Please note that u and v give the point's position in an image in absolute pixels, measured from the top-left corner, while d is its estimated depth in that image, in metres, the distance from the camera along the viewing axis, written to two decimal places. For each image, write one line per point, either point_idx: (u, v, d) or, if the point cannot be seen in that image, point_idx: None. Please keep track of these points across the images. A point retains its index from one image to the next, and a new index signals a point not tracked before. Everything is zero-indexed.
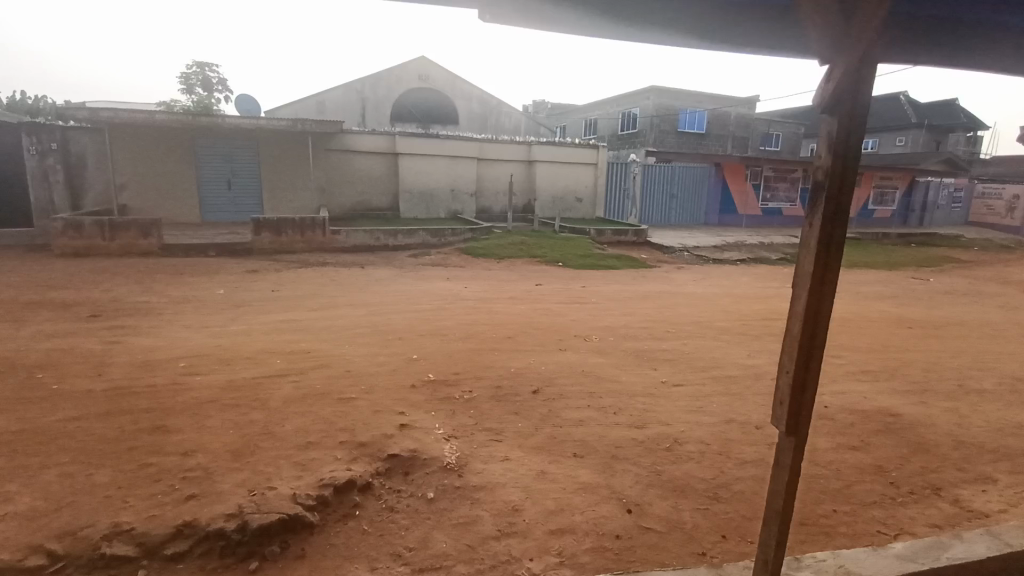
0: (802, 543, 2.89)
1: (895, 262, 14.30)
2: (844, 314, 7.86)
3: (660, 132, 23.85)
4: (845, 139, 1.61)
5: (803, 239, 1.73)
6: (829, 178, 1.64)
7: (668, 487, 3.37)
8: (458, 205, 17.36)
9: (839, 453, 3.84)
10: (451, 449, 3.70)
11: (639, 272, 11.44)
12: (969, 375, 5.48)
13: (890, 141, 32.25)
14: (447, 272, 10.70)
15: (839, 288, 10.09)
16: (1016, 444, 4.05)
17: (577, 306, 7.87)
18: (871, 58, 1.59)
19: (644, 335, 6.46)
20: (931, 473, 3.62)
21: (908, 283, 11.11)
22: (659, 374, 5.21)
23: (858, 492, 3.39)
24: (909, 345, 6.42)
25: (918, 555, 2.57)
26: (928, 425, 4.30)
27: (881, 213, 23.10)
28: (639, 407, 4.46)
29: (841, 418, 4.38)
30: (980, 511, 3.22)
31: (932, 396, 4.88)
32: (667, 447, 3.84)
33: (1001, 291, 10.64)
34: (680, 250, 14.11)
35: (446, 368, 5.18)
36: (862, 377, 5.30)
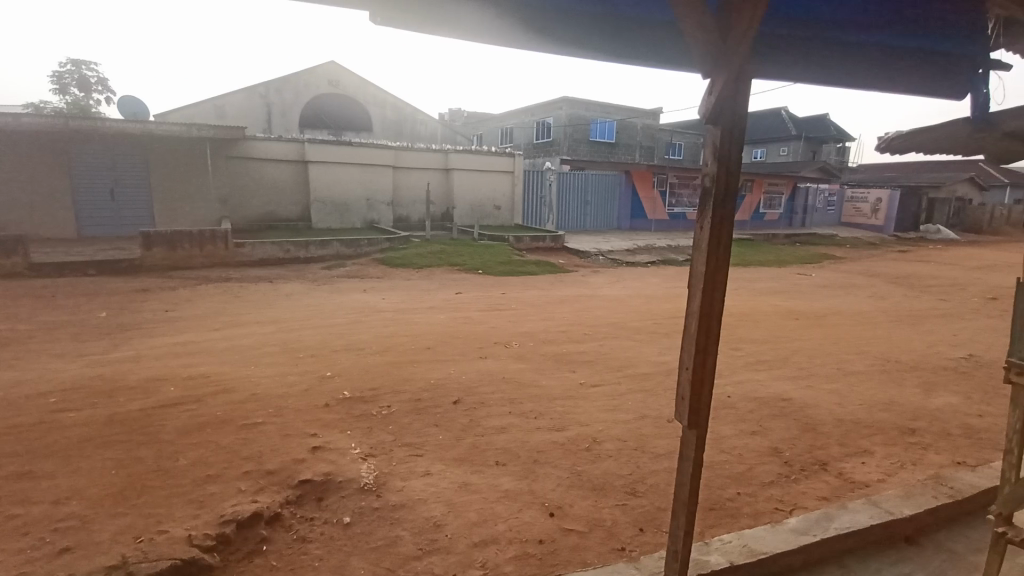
0: (711, 528, 3.06)
1: (783, 260, 15.76)
2: (741, 310, 8.53)
3: (573, 141, 24.68)
4: (726, 147, 1.72)
5: (695, 241, 1.82)
6: (715, 185, 1.74)
7: (589, 487, 3.44)
8: (374, 214, 16.86)
9: (741, 439, 4.13)
10: (369, 469, 3.54)
11: (558, 277, 11.72)
12: (846, 359, 6.13)
13: (775, 151, 35.66)
14: (364, 284, 10.34)
15: (737, 286, 10.94)
16: (886, 418, 4.56)
17: (497, 313, 7.90)
18: (745, 72, 1.71)
19: (563, 338, 6.61)
20: (819, 450, 3.99)
21: (794, 279, 12.29)
22: (578, 376, 5.33)
23: (758, 474, 3.66)
24: (797, 335, 7.09)
25: (810, 528, 2.81)
26: (814, 407, 4.75)
27: (771, 216, 25.38)
28: (559, 410, 4.54)
29: (741, 406, 4.71)
30: (861, 481, 3.59)
31: (818, 380, 5.40)
32: (586, 447, 3.93)
33: (867, 282, 12.06)
34: (595, 255, 14.66)
35: (363, 384, 4.97)
36: (759, 366, 5.76)
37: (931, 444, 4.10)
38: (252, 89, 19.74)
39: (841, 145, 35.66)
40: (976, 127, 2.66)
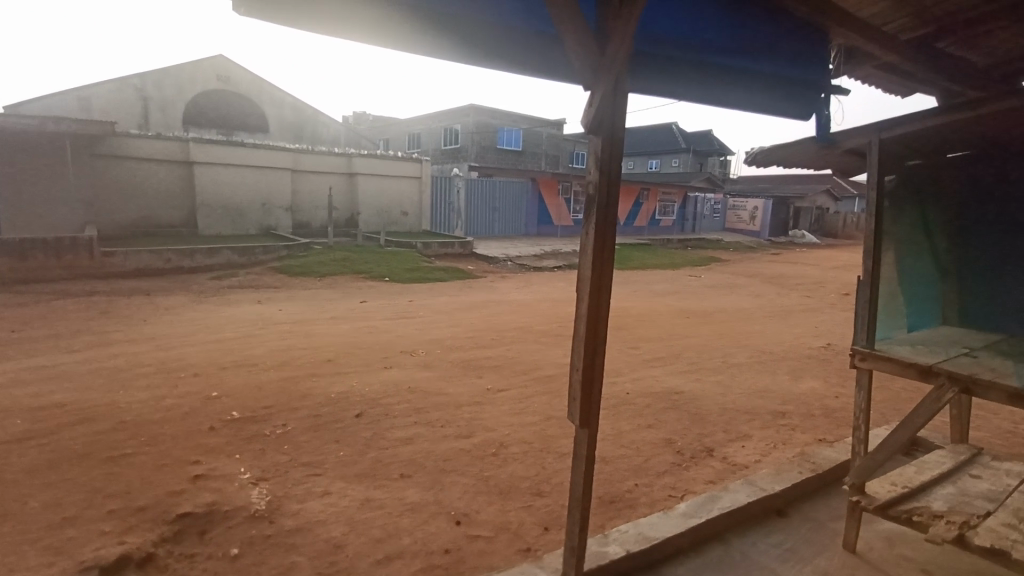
0: (611, 520, 3.19)
1: (676, 263, 17.01)
2: (639, 311, 9.06)
3: (480, 149, 24.89)
4: (607, 157, 1.81)
5: (582, 245, 1.89)
6: (598, 192, 1.82)
7: (495, 491, 3.45)
8: (271, 220, 15.82)
9: (638, 433, 4.37)
10: (260, 494, 3.29)
11: (467, 283, 11.72)
12: (728, 352, 6.73)
13: (667, 163, 38.47)
14: (259, 294, 9.66)
15: (636, 288, 11.61)
16: (762, 404, 5.06)
17: (403, 321, 7.73)
18: (622, 84, 1.81)
19: (471, 344, 6.61)
20: (706, 438, 4.32)
21: (685, 280, 13.30)
22: (485, 381, 5.35)
23: (654, 464, 3.89)
24: (687, 332, 7.66)
25: (697, 511, 3.03)
26: (702, 398, 5.15)
27: (665, 222, 27.28)
28: (466, 417, 4.51)
29: (639, 402, 4.99)
30: (741, 463, 3.94)
31: (705, 373, 5.85)
32: (493, 452, 3.95)
33: (746, 282, 13.34)
34: (503, 261, 14.86)
35: (255, 402, 4.61)
36: (654, 363, 6.13)
37: (798, 425, 4.60)
38: (124, 81, 17.97)
39: (723, 158, 39.27)
40: (819, 143, 2.96)
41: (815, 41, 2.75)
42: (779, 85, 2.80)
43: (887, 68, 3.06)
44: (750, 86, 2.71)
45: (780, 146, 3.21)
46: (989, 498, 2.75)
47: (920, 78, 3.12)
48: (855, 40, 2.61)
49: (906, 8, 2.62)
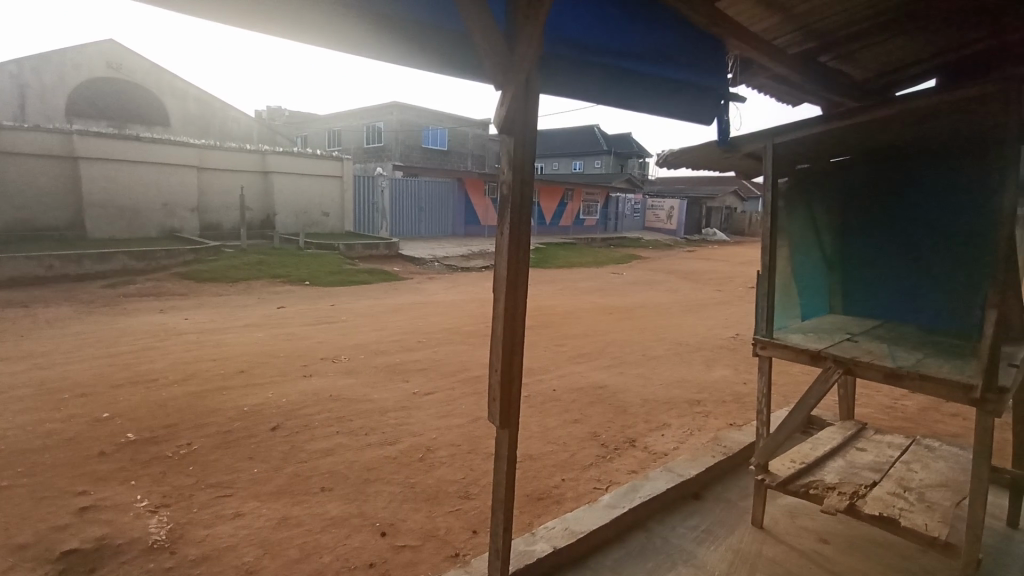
0: (538, 517, 3.23)
1: (599, 261, 17.57)
2: (564, 308, 9.26)
3: (405, 148, 24.36)
4: (519, 157, 1.81)
5: (497, 246, 1.89)
6: (512, 193, 1.82)
7: (422, 497, 3.38)
8: (174, 222, 14.56)
9: (565, 428, 4.46)
10: (160, 523, 3.00)
11: (392, 285, 11.42)
12: (648, 345, 7.04)
13: (590, 164, 39.67)
14: (162, 302, 8.87)
15: (562, 286, 11.86)
16: (679, 394, 5.33)
17: (325, 326, 7.39)
18: (532, 86, 1.83)
19: (396, 348, 6.44)
20: (629, 429, 4.48)
21: (608, 277, 13.78)
22: (411, 385, 5.24)
23: (580, 458, 3.98)
24: (610, 328, 7.93)
25: (620, 501, 3.14)
26: (624, 391, 5.34)
27: (590, 221, 28.09)
28: (392, 423, 4.39)
29: (565, 398, 5.09)
30: (661, 451, 4.13)
31: (627, 367, 6.08)
32: (420, 457, 3.87)
33: (665, 278, 14.01)
34: (431, 262, 14.64)
35: (156, 421, 4.22)
36: (579, 359, 6.29)
37: (712, 412, 4.89)
38: None
39: (643, 160, 41.12)
40: (721, 147, 3.14)
41: (712, 49, 2.78)
42: (681, 91, 2.82)
43: (778, 79, 3.33)
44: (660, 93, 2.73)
45: (686, 148, 3.39)
46: (874, 468, 3.06)
47: (807, 88, 3.41)
48: (749, 52, 2.80)
49: (793, 22, 2.85)
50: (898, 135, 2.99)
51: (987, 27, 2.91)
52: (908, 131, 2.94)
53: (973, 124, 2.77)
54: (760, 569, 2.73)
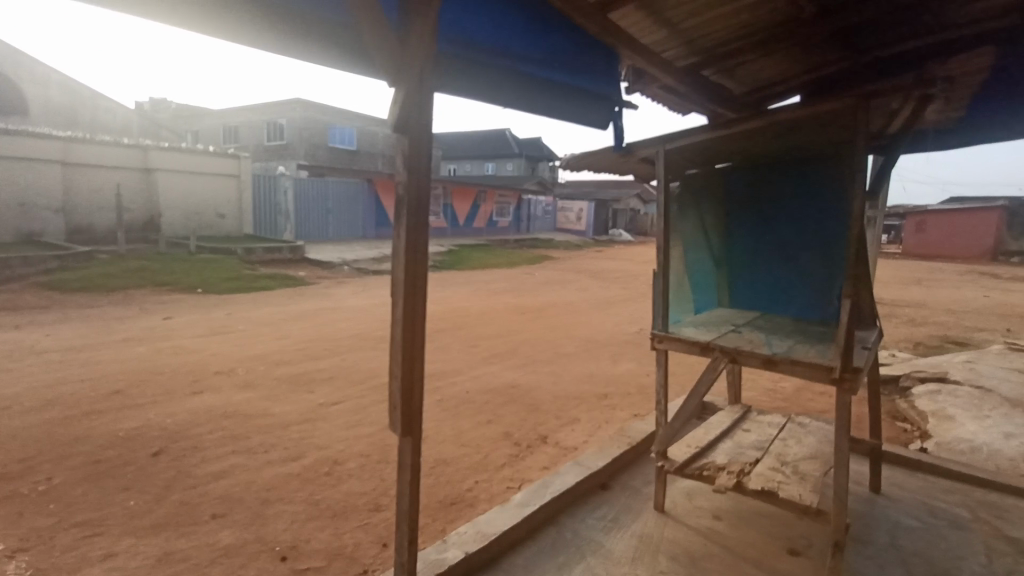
0: (451, 523, 3.20)
1: (514, 262, 17.81)
2: (478, 309, 9.28)
3: (310, 146, 23.14)
4: (412, 158, 1.78)
5: (395, 249, 1.84)
6: (407, 194, 1.78)
7: (328, 514, 3.21)
8: (34, 224, 12.69)
9: (478, 430, 4.46)
10: (16, 571, 2.61)
11: (297, 291, 10.79)
12: (559, 343, 7.24)
13: (503, 166, 40.11)
14: (18, 316, 7.71)
15: (476, 288, 11.87)
16: (588, 388, 5.53)
17: (219, 337, 6.82)
18: (427, 84, 1.79)
19: (301, 357, 6.10)
20: (541, 426, 4.58)
21: (521, 278, 14.01)
22: (317, 396, 4.98)
23: (494, 459, 4.00)
24: (522, 327, 8.07)
25: (532, 498, 3.19)
26: (536, 389, 5.45)
27: (503, 223, 28.37)
28: (295, 437, 4.14)
29: (478, 399, 5.09)
30: (571, 445, 4.25)
31: (539, 366, 6.20)
32: (326, 471, 3.69)
33: (575, 278, 14.49)
34: (339, 265, 14.04)
35: (7, 454, 3.65)
36: (493, 360, 6.31)
37: (618, 404, 5.13)
38: None
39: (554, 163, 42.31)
40: (618, 150, 3.27)
41: (606, 58, 2.86)
42: (579, 97, 2.86)
43: (668, 89, 3.53)
44: (560, 98, 2.75)
45: (586, 153, 3.51)
46: (757, 446, 3.36)
47: (693, 98, 3.66)
48: (639, 62, 2.94)
49: (679, 37, 3.05)
50: (770, 143, 3.31)
51: (840, 50, 3.30)
52: (779, 141, 3.26)
53: (829, 135, 3.12)
54: (661, 551, 2.90)
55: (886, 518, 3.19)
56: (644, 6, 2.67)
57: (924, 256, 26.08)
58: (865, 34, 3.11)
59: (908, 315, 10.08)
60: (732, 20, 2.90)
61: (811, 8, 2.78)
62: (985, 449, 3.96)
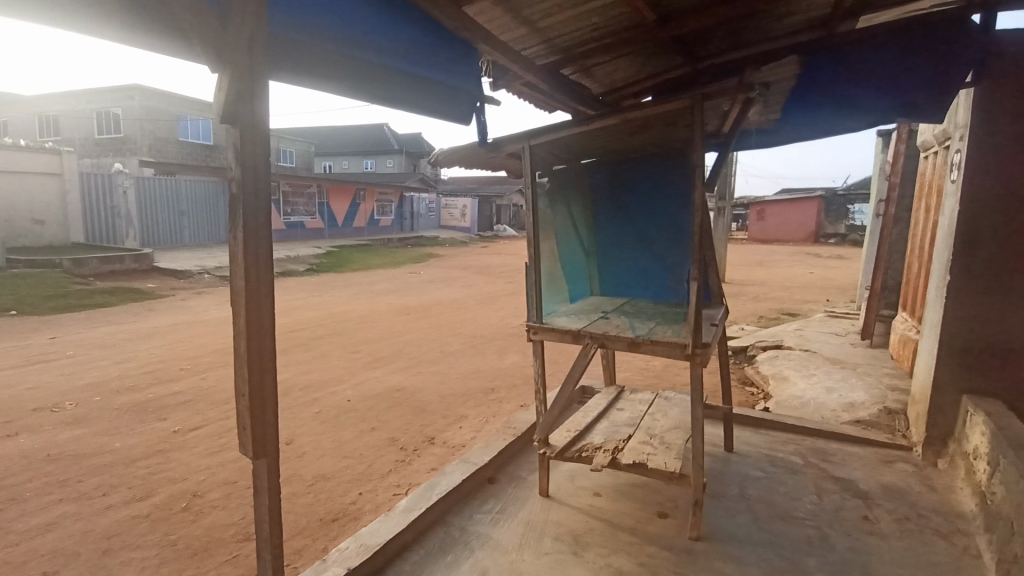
0: (333, 541, 3.01)
1: (397, 262, 17.35)
2: (359, 313, 8.90)
3: (156, 141, 20.32)
4: (246, 150, 1.61)
5: (232, 252, 1.66)
6: (242, 190, 1.61)
7: (187, 553, 2.85)
8: None
9: (362, 438, 4.26)
10: None
11: (145, 305, 9.50)
12: (444, 341, 7.19)
13: (383, 163, 38.89)
14: None
15: (357, 290, 11.38)
16: (474, 384, 5.54)
17: (41, 366, 5.77)
18: (259, 69, 1.64)
19: (151, 380, 5.37)
20: (429, 428, 4.49)
21: (405, 277, 13.71)
22: (171, 422, 4.41)
23: (378, 466, 3.85)
24: (407, 328, 7.88)
25: (417, 502, 3.10)
26: (422, 390, 5.34)
27: (385, 222, 27.43)
28: (144, 473, 3.63)
29: (361, 407, 4.87)
30: (458, 443, 4.23)
31: (424, 366, 6.09)
32: (183, 506, 3.27)
33: (461, 275, 14.46)
34: (199, 274, 12.70)
35: None
36: (376, 365, 6.07)
37: (505, 397, 5.20)
38: None
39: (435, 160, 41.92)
40: (485, 146, 3.28)
41: (466, 50, 2.82)
42: (445, 92, 2.78)
43: (531, 86, 3.63)
44: (417, 91, 2.62)
45: (453, 148, 3.47)
46: (629, 423, 3.60)
47: (557, 96, 3.79)
48: (499, 58, 2.98)
49: (538, 36, 3.13)
50: (626, 140, 3.54)
51: (682, 54, 3.62)
52: (634, 138, 3.50)
53: (674, 132, 3.41)
54: (547, 534, 2.98)
55: (739, 472, 3.60)
56: (503, 4, 2.69)
57: (763, 240, 30.04)
58: (701, 40, 3.44)
59: (751, 293, 11.52)
60: (585, 23, 3.05)
61: (651, 14, 3.00)
62: (812, 403, 4.64)
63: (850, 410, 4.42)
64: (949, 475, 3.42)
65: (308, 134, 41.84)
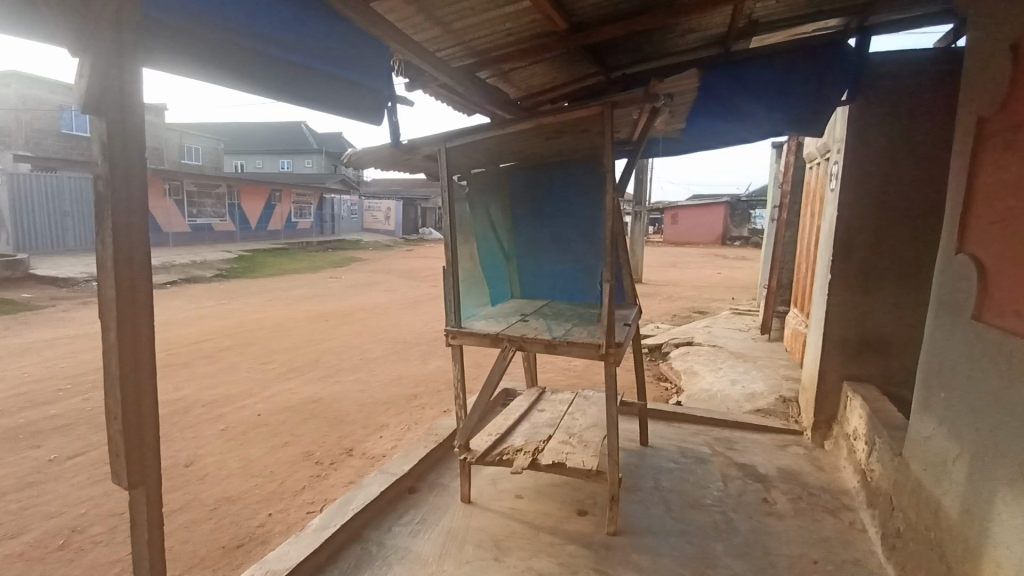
0: (238, 569, 2.80)
1: (317, 266, 16.59)
2: (273, 321, 8.40)
3: (33, 133, 18.03)
4: (114, 144, 1.45)
5: (100, 259, 1.49)
6: (110, 188, 1.45)
7: None
8: None
9: (272, 455, 4.02)
10: None
11: (18, 318, 8.42)
12: (365, 348, 6.95)
13: (301, 163, 37.13)
14: None
15: (271, 296, 10.76)
16: (396, 392, 5.40)
17: None
18: (130, 58, 1.49)
19: (23, 403, 4.76)
20: (347, 439, 4.31)
21: (325, 282, 13.15)
22: (47, 449, 3.93)
23: (291, 484, 3.64)
24: (325, 335, 7.55)
25: (332, 519, 2.96)
26: (340, 400, 5.13)
27: (303, 224, 26.16)
28: (12, 508, 3.20)
29: (273, 421, 4.59)
30: (378, 454, 4.09)
31: (343, 375, 5.85)
32: (60, 544, 2.91)
33: (384, 279, 14.10)
34: (86, 281, 11.46)
35: None
36: (290, 375, 5.76)
37: (428, 403, 5.11)
38: None
39: None
40: (401, 147, 3.20)
41: (377, 49, 2.74)
42: (355, 91, 2.69)
43: (447, 88, 3.59)
44: (320, 87, 2.48)
45: (367, 149, 3.36)
46: (549, 424, 3.65)
47: (474, 99, 3.79)
48: (410, 58, 2.92)
49: (452, 38, 3.10)
50: (543, 144, 3.59)
51: (594, 63, 3.74)
52: (550, 143, 3.56)
53: (587, 138, 3.51)
54: (468, 541, 2.96)
55: (653, 465, 3.77)
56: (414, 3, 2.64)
57: (677, 243, 31.87)
58: (612, 49, 3.57)
59: (666, 293, 12.17)
60: (499, 27, 3.06)
61: (563, 24, 3.07)
62: (719, 395, 4.96)
63: (751, 400, 4.77)
64: (834, 455, 3.77)
65: (216, 130, 39.11)
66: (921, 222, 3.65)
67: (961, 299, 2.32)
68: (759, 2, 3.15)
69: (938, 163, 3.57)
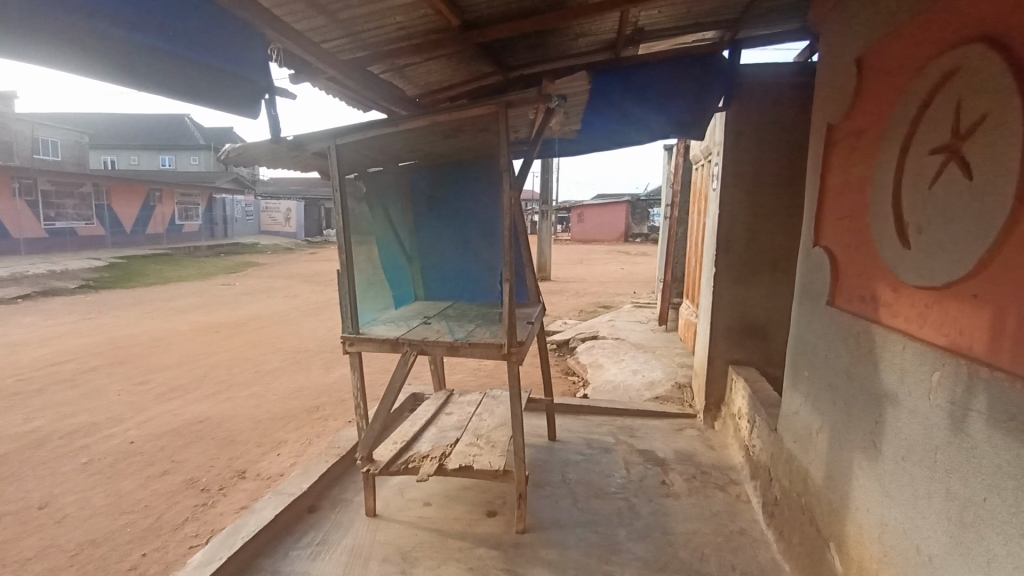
0: None
1: (206, 272, 15.19)
2: (151, 335, 7.56)
3: None
4: None
5: None
6: None
7: None
8: None
9: (148, 486, 3.59)
10: None
11: None
12: (261, 360, 6.46)
13: (186, 160, 33.89)
14: None
15: (151, 308, 9.69)
16: (296, 405, 5.07)
17: None
18: None
19: None
20: (238, 460, 3.97)
21: (216, 290, 12.09)
22: None
23: (170, 517, 3.26)
24: (214, 348, 6.91)
25: (218, 551, 2.69)
26: (231, 418, 4.71)
27: (189, 227, 23.87)
28: None
29: (150, 448, 4.10)
30: (275, 473, 3.80)
31: (235, 390, 5.39)
32: None
33: (284, 284, 13.24)
34: None
35: None
36: (171, 395, 5.20)
37: (331, 415, 4.85)
38: None
39: None
40: (285, 142, 2.98)
41: (249, 35, 2.49)
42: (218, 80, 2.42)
43: (337, 82, 3.40)
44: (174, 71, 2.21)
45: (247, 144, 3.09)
46: (457, 427, 3.59)
47: (367, 93, 3.63)
48: (292, 47, 2.72)
49: (338, 30, 2.94)
50: (441, 143, 3.52)
51: (491, 61, 3.73)
52: (448, 141, 3.50)
53: (485, 137, 3.49)
54: (373, 556, 2.82)
55: (560, 458, 3.84)
56: None
57: (584, 241, 33.09)
58: (507, 48, 3.58)
59: (573, 289, 12.57)
60: (389, 20, 2.94)
61: (456, 20, 3.02)
62: (621, 386, 5.18)
63: (650, 389, 5.03)
64: (722, 434, 4.08)
65: (80, 122, 34.60)
66: (787, 219, 4.05)
67: (819, 287, 2.58)
68: (642, 11, 3.30)
69: (799, 165, 3.97)
